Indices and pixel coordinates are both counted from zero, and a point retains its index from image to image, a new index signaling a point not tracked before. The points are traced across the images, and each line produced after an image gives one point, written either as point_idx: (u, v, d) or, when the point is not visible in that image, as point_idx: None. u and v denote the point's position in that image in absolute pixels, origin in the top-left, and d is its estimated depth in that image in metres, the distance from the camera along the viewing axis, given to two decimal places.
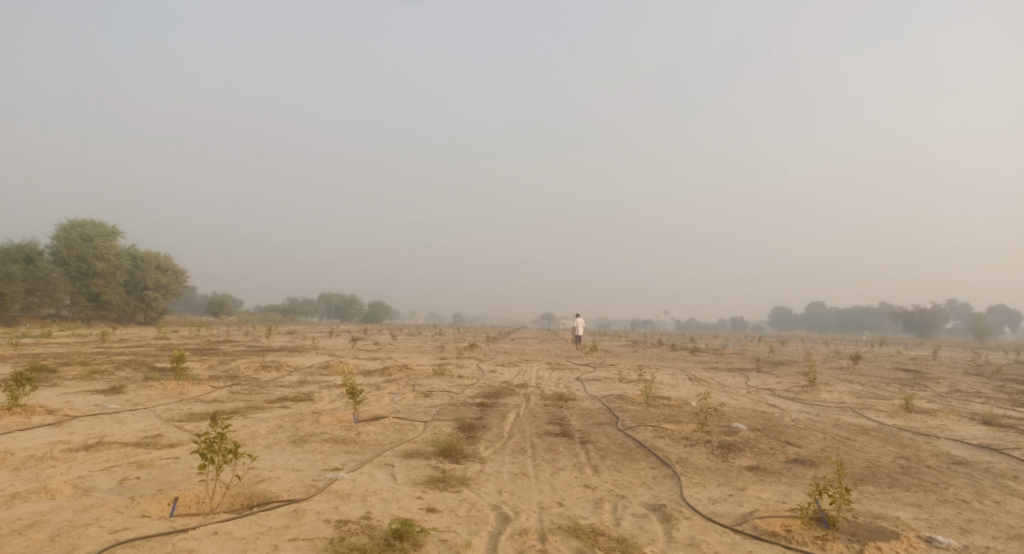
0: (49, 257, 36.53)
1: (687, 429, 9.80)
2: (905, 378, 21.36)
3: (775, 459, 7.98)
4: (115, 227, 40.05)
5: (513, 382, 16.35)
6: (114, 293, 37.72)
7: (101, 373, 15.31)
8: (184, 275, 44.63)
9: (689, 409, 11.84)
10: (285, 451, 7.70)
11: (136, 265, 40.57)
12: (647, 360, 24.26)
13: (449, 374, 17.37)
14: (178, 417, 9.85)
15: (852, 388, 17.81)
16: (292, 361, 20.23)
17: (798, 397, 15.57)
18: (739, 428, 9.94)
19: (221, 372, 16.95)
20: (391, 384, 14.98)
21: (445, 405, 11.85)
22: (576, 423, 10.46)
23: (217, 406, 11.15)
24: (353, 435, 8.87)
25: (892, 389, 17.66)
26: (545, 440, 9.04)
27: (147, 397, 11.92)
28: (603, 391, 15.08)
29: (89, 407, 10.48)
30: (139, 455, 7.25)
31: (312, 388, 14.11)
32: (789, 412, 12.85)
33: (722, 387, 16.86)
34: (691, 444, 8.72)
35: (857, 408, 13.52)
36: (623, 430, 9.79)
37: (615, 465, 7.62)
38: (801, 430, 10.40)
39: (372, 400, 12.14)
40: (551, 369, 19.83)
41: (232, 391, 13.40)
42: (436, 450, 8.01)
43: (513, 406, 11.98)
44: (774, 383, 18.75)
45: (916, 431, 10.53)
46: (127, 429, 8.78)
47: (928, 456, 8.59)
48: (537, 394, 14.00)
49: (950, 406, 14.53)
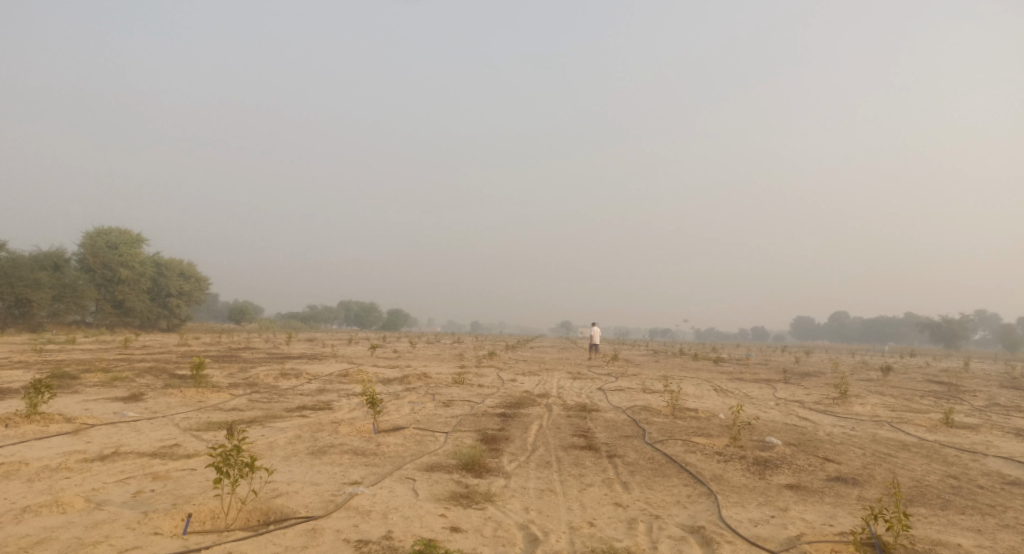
0: (75, 264, 37.07)
1: (719, 443, 9.40)
2: (939, 390, 20.61)
3: (815, 477, 7.55)
4: (139, 235, 40.54)
5: (534, 392, 16.03)
6: (138, 299, 38.11)
7: (122, 380, 15.31)
8: (206, 282, 45.03)
9: (718, 422, 11.41)
10: (303, 464, 7.46)
11: (159, 272, 41.05)
12: (670, 370, 23.79)
13: (469, 383, 17.10)
14: (195, 426, 9.69)
15: (885, 400, 17.20)
16: (311, 369, 20.11)
17: (829, 410, 15.02)
18: (774, 442, 9.50)
19: (241, 379, 16.87)
20: (411, 393, 14.75)
21: (466, 415, 11.56)
22: (602, 436, 10.12)
23: (236, 415, 10.99)
24: (373, 446, 8.61)
25: (928, 402, 17.00)
26: (571, 453, 8.71)
27: (166, 405, 11.81)
28: (627, 402, 14.69)
29: (109, 415, 10.39)
30: (155, 466, 7.07)
31: (332, 396, 13.93)
32: (823, 425, 12.34)
33: (749, 399, 16.36)
34: (724, 460, 8.31)
35: (894, 422, 12.95)
36: (651, 443, 9.42)
37: (645, 482, 7.26)
38: (838, 445, 9.92)
39: (392, 410, 11.90)
40: (572, 378, 19.50)
41: (251, 399, 13.27)
42: (458, 464, 7.72)
43: (535, 417, 11.64)
44: (802, 395, 18.17)
45: (961, 448, 9.98)
46: (144, 438, 8.63)
47: (978, 475, 8.08)
48: (560, 405, 13.68)
49: (992, 421, 13.87)
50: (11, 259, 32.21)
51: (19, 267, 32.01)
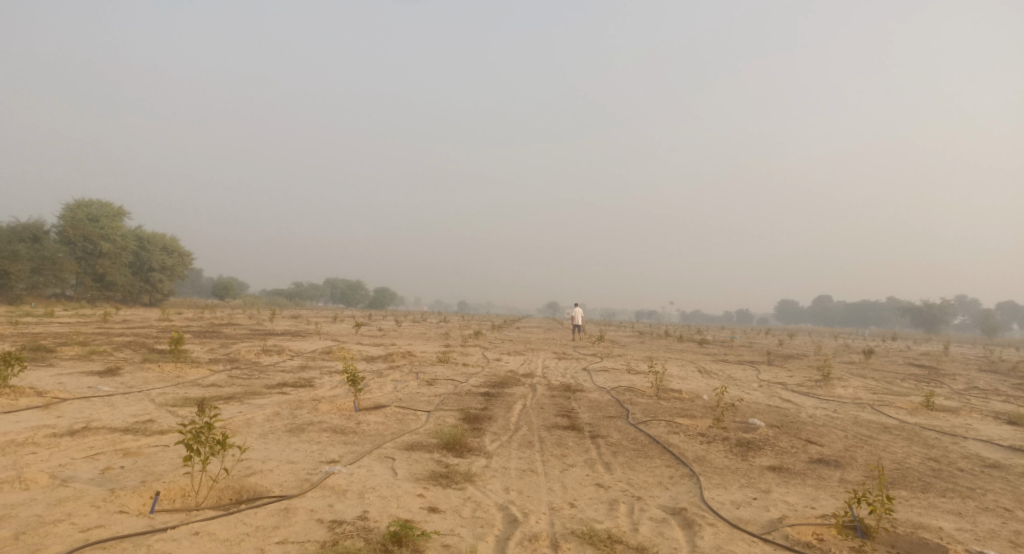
0: (54, 236, 36.28)
1: (702, 424, 9.36)
2: (919, 374, 20.87)
3: (797, 459, 7.53)
4: (121, 207, 39.73)
5: (519, 371, 15.97)
6: (119, 273, 37.46)
7: (99, 354, 15.00)
8: (189, 257, 44.35)
9: (702, 403, 11.41)
10: (280, 441, 7.30)
11: (141, 246, 40.34)
12: (655, 351, 23.87)
13: (454, 362, 16.99)
14: (172, 402, 9.48)
15: (867, 383, 17.36)
16: (294, 345, 19.89)
17: (812, 392, 15.12)
18: (757, 424, 9.48)
19: (222, 355, 16.60)
20: (394, 371, 14.62)
21: (450, 394, 11.45)
22: (585, 416, 10.06)
23: (214, 391, 10.77)
24: (352, 424, 8.46)
25: (908, 385, 17.18)
26: (554, 433, 8.62)
27: (143, 379, 11.57)
28: (612, 382, 14.66)
29: (82, 389, 10.13)
30: (126, 442, 6.87)
31: (314, 373, 13.76)
32: (805, 407, 12.38)
33: (733, 380, 16.42)
34: (708, 441, 8.27)
35: (876, 405, 13.04)
36: (635, 424, 9.36)
37: (628, 462, 7.19)
38: (821, 428, 9.94)
39: (374, 387, 11.75)
40: (557, 358, 19.49)
41: (231, 375, 13.04)
42: (439, 443, 7.60)
43: (519, 396, 11.57)
44: (785, 377, 18.29)
45: (941, 431, 10.05)
46: (117, 413, 8.40)
47: (958, 458, 8.11)
48: (544, 385, 13.62)
49: (970, 404, 14.03)
50: None
51: None
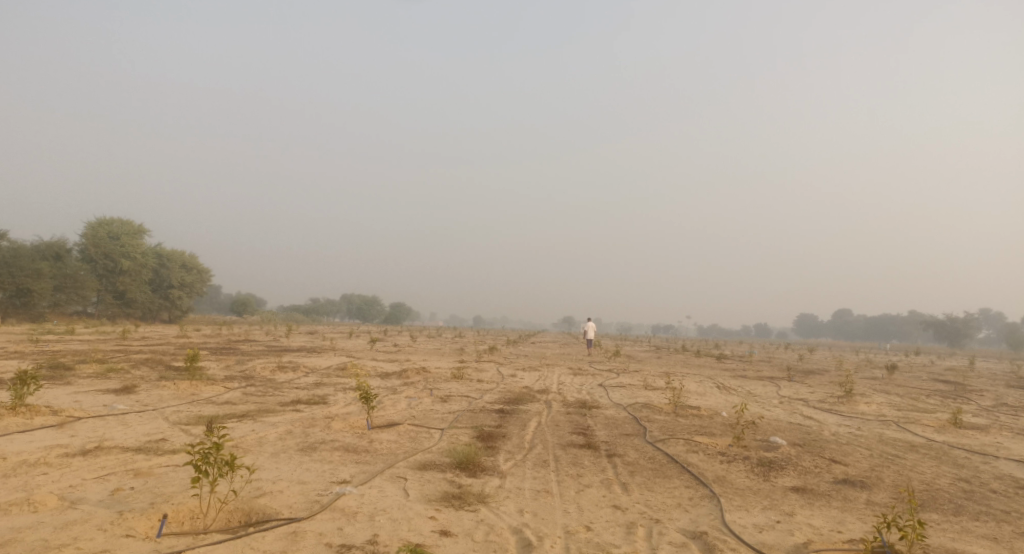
0: (76, 255, 36.90)
1: (722, 442, 9.11)
2: (946, 389, 20.30)
3: (822, 480, 7.28)
4: (141, 226, 40.35)
5: (533, 388, 15.79)
6: (139, 290, 37.91)
7: (116, 372, 15.09)
8: (207, 274, 44.80)
9: (721, 421, 11.14)
10: (291, 461, 7.22)
11: (161, 263, 40.88)
12: (672, 367, 23.53)
13: (468, 378, 16.84)
14: (185, 420, 9.45)
15: (891, 399, 16.91)
16: (309, 362, 19.89)
17: (835, 409, 14.72)
18: (779, 443, 9.22)
19: (237, 372, 16.62)
20: (408, 388, 14.50)
21: (463, 411, 11.31)
22: (601, 434, 9.86)
23: (228, 409, 10.75)
24: (365, 443, 8.36)
25: (934, 402, 16.69)
26: (569, 452, 8.44)
27: (158, 397, 11.59)
28: (628, 399, 14.41)
29: (98, 407, 10.15)
30: (138, 462, 6.82)
31: (328, 391, 13.70)
32: (828, 425, 12.05)
33: (752, 397, 16.05)
34: (728, 460, 8.03)
35: (902, 423, 12.65)
36: (653, 442, 9.15)
37: (645, 483, 7.00)
38: (845, 446, 9.64)
39: (387, 404, 11.65)
40: (573, 374, 19.26)
41: (246, 393, 13.02)
42: (452, 463, 7.46)
43: (533, 414, 11.39)
44: (807, 393, 17.87)
45: (971, 449, 9.70)
46: (130, 432, 8.38)
47: (991, 479, 7.79)
48: (559, 401, 13.42)
49: (1000, 421, 13.57)
50: (12, 250, 32.08)
51: (20, 257, 31.88)
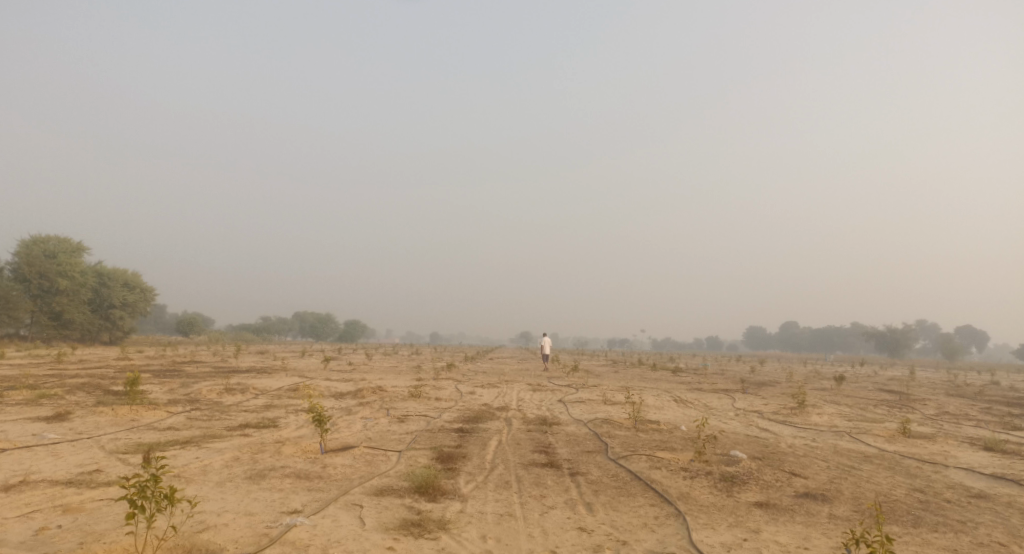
0: (8, 274, 34.74)
1: (684, 458, 9.08)
2: (891, 399, 21.04)
3: (784, 494, 7.31)
4: (80, 243, 38.37)
5: (493, 405, 15.53)
6: (77, 311, 35.87)
7: (48, 398, 14.09)
8: (152, 293, 42.81)
9: (681, 435, 11.15)
10: (239, 490, 6.77)
11: (101, 282, 38.87)
12: (630, 381, 23.66)
13: (426, 397, 16.45)
14: (123, 448, 8.82)
15: (841, 410, 17.38)
16: (259, 383, 19.09)
17: (789, 420, 15.01)
18: (739, 456, 9.26)
19: (181, 395, 15.76)
20: (364, 408, 14.04)
21: (421, 431, 10.98)
22: (563, 451, 9.70)
23: (171, 435, 10.12)
24: (318, 468, 7.96)
25: (882, 411, 17.24)
26: (532, 472, 8.23)
27: (93, 424, 10.82)
28: (588, 414, 14.32)
29: (25, 437, 9.38)
30: (67, 496, 6.26)
31: (279, 413, 13.12)
32: (784, 437, 12.24)
33: (710, 410, 16.22)
34: (691, 476, 7.99)
35: (854, 433, 12.97)
36: (615, 459, 9.04)
37: (610, 502, 6.86)
38: (802, 458, 9.76)
39: (342, 426, 11.20)
40: (532, 390, 19.09)
41: (190, 417, 12.32)
42: (411, 487, 7.15)
43: (494, 432, 11.15)
44: (761, 405, 18.20)
45: (921, 459, 9.98)
46: (60, 463, 7.73)
47: (943, 488, 7.98)
48: (519, 418, 13.21)
49: (944, 430, 14.08)
50: None
51: None
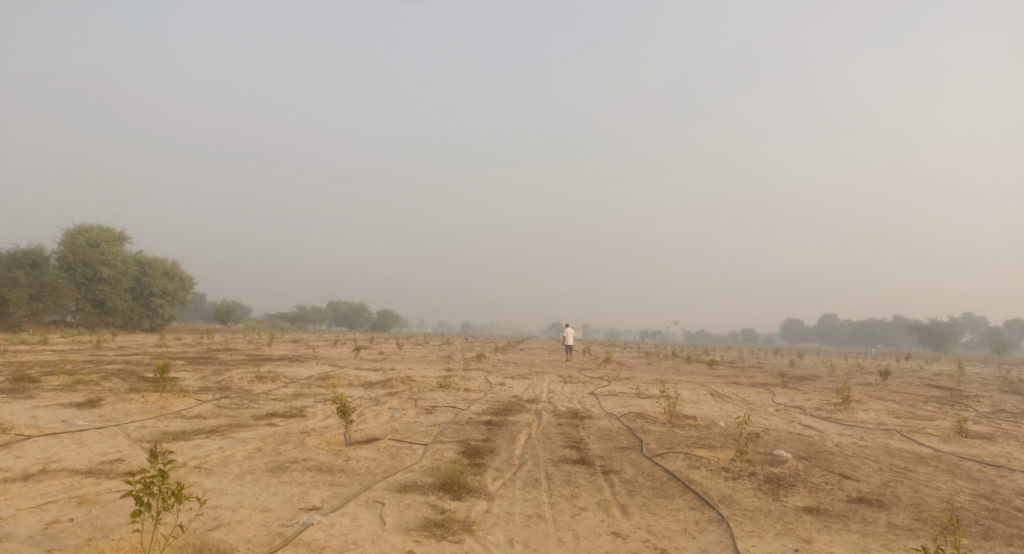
0: (55, 263, 35.83)
1: (724, 457, 8.54)
2: (942, 395, 19.95)
3: (835, 499, 6.77)
4: (122, 233, 39.35)
5: (523, 397, 15.18)
6: (120, 299, 36.78)
7: (84, 383, 14.26)
8: (190, 282, 43.64)
9: (720, 432, 10.59)
10: (258, 484, 6.54)
11: (142, 271, 39.78)
12: (664, 373, 23.06)
13: (454, 387, 16.17)
14: (148, 437, 8.71)
15: (888, 406, 16.50)
16: (289, 371, 19.09)
17: (833, 417, 14.27)
18: (784, 456, 8.69)
19: (212, 383, 15.79)
20: (392, 398, 13.83)
21: (449, 423, 10.67)
22: (595, 447, 9.27)
23: (197, 423, 10.02)
24: (341, 462, 7.69)
25: (932, 409, 16.31)
26: (562, 469, 7.83)
27: (123, 411, 10.80)
28: (621, 408, 13.82)
29: (55, 423, 9.36)
30: (84, 487, 6.08)
31: (306, 402, 13.00)
32: (829, 434, 11.58)
33: (749, 405, 15.56)
34: (732, 477, 7.48)
35: (905, 432, 12.18)
36: (651, 457, 8.57)
37: (646, 504, 6.43)
38: (851, 459, 9.15)
39: (369, 417, 10.97)
40: (563, 381, 18.66)
41: (219, 405, 12.25)
42: (435, 483, 6.82)
43: (523, 425, 10.78)
44: (802, 400, 17.43)
45: (982, 461, 9.25)
46: (83, 452, 7.62)
47: (1012, 495, 7.31)
48: (549, 411, 12.82)
49: (1003, 429, 13.17)
50: None
51: None
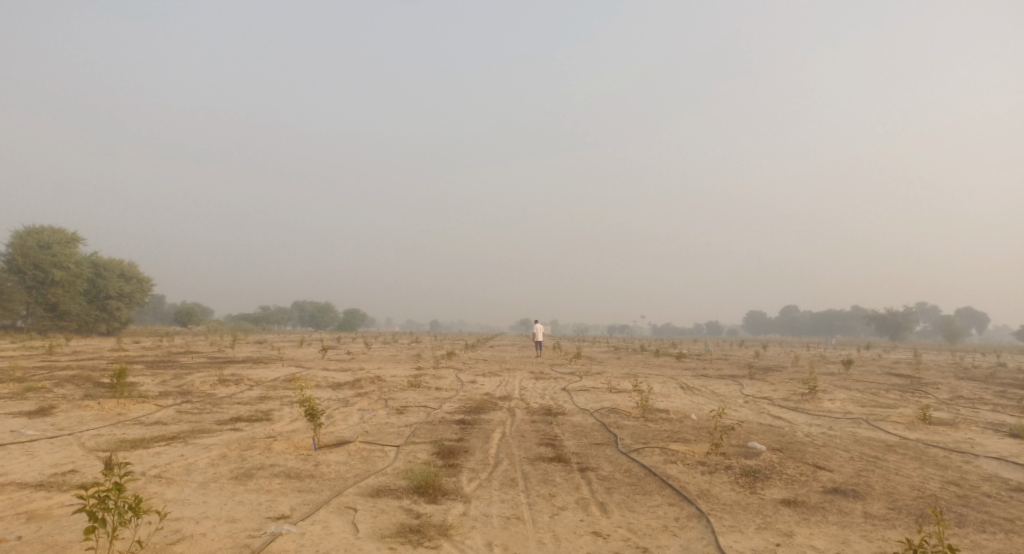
0: (2, 265, 34.15)
1: (700, 450, 8.54)
2: (902, 383, 20.54)
3: (811, 490, 6.81)
4: (75, 233, 37.75)
5: (495, 394, 15.04)
6: (73, 302, 35.27)
7: (34, 391, 13.55)
8: (149, 283, 42.16)
9: (694, 426, 10.63)
10: (222, 493, 6.24)
11: (97, 273, 38.26)
12: (635, 367, 23.20)
13: (425, 386, 15.92)
14: (104, 446, 8.26)
15: (853, 395, 16.87)
16: (255, 373, 18.54)
17: (801, 407, 14.50)
18: (758, 448, 8.74)
19: (173, 388, 15.21)
20: (362, 399, 13.52)
21: (421, 424, 10.44)
22: (570, 444, 9.18)
23: (157, 430, 9.58)
24: (310, 467, 7.42)
25: (894, 397, 16.74)
26: (539, 467, 7.71)
27: (77, 419, 10.26)
28: (594, 403, 13.79)
29: (2, 434, 8.81)
30: (34, 502, 5.68)
31: (273, 405, 12.59)
32: (798, 425, 11.74)
33: (719, 397, 15.72)
34: (709, 471, 7.46)
35: (871, 420, 12.44)
36: (627, 452, 8.51)
37: (625, 502, 6.35)
38: (822, 449, 9.26)
39: (338, 420, 10.67)
40: (535, 378, 18.59)
41: (180, 410, 11.77)
42: (410, 486, 6.61)
43: (497, 423, 10.63)
44: (770, 391, 17.72)
45: (947, 447, 9.48)
46: (33, 464, 7.17)
47: (979, 480, 7.48)
48: (523, 408, 12.70)
49: (962, 415, 13.58)
50: None
51: None
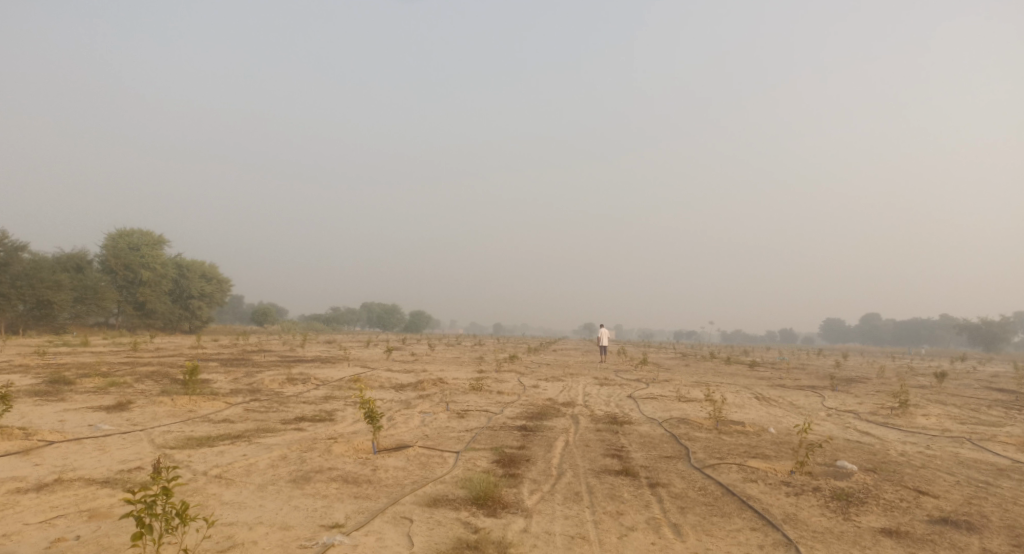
0: (97, 266, 36.61)
1: (782, 468, 7.79)
2: (1006, 399, 18.63)
3: (915, 519, 6.02)
4: (161, 236, 40.03)
5: (558, 400, 14.59)
6: (159, 301, 37.36)
7: (117, 386, 14.22)
8: (227, 284, 44.20)
9: (773, 440, 9.82)
10: (279, 497, 6.11)
11: (181, 274, 40.42)
12: (704, 375, 22.18)
13: (487, 390, 15.68)
14: (172, 443, 8.40)
15: (950, 411, 15.37)
16: (321, 373, 18.85)
17: (891, 422, 13.28)
18: (849, 468, 7.90)
19: (243, 385, 15.62)
20: (423, 401, 13.40)
21: (482, 428, 10.16)
22: (638, 456, 8.62)
23: (223, 428, 9.72)
24: (368, 472, 7.23)
25: (999, 414, 15.12)
26: (605, 480, 7.22)
27: (150, 415, 10.58)
28: (661, 412, 13.13)
29: (80, 428, 9.16)
30: (97, 499, 5.74)
31: (336, 406, 12.64)
32: (890, 442, 10.68)
33: (798, 409, 14.66)
34: (795, 493, 6.74)
35: (976, 439, 11.19)
36: (700, 468, 7.88)
37: (700, 524, 5.78)
38: (922, 470, 8.30)
39: (399, 422, 10.54)
40: (599, 384, 18.00)
41: (248, 409, 12.00)
42: (468, 497, 6.29)
43: (559, 431, 10.20)
44: (854, 405, 16.38)
45: None
46: (103, 460, 7.33)
47: None
48: (586, 416, 12.21)
49: None
50: (34, 263, 31.87)
51: (41, 269, 31.64)
